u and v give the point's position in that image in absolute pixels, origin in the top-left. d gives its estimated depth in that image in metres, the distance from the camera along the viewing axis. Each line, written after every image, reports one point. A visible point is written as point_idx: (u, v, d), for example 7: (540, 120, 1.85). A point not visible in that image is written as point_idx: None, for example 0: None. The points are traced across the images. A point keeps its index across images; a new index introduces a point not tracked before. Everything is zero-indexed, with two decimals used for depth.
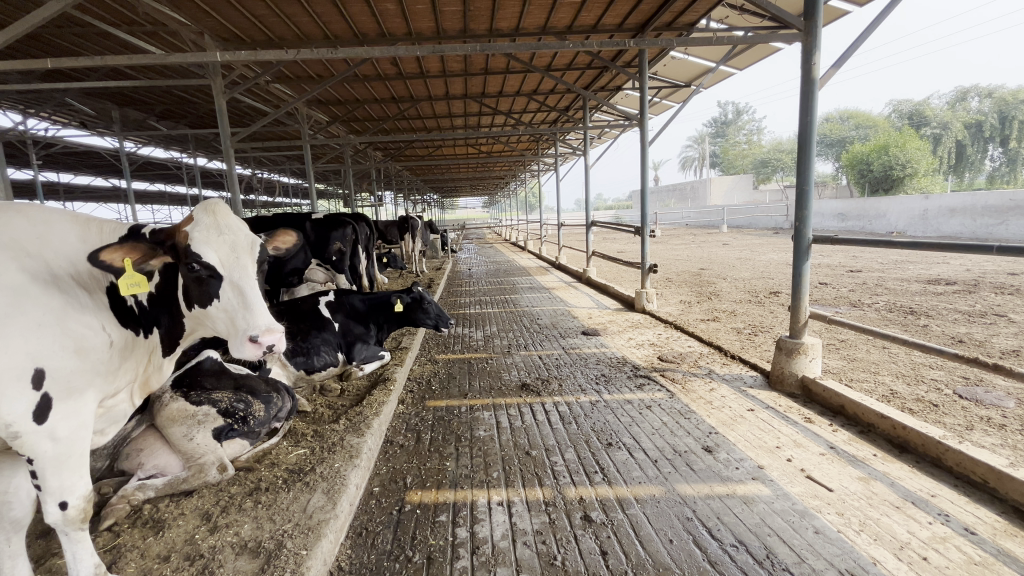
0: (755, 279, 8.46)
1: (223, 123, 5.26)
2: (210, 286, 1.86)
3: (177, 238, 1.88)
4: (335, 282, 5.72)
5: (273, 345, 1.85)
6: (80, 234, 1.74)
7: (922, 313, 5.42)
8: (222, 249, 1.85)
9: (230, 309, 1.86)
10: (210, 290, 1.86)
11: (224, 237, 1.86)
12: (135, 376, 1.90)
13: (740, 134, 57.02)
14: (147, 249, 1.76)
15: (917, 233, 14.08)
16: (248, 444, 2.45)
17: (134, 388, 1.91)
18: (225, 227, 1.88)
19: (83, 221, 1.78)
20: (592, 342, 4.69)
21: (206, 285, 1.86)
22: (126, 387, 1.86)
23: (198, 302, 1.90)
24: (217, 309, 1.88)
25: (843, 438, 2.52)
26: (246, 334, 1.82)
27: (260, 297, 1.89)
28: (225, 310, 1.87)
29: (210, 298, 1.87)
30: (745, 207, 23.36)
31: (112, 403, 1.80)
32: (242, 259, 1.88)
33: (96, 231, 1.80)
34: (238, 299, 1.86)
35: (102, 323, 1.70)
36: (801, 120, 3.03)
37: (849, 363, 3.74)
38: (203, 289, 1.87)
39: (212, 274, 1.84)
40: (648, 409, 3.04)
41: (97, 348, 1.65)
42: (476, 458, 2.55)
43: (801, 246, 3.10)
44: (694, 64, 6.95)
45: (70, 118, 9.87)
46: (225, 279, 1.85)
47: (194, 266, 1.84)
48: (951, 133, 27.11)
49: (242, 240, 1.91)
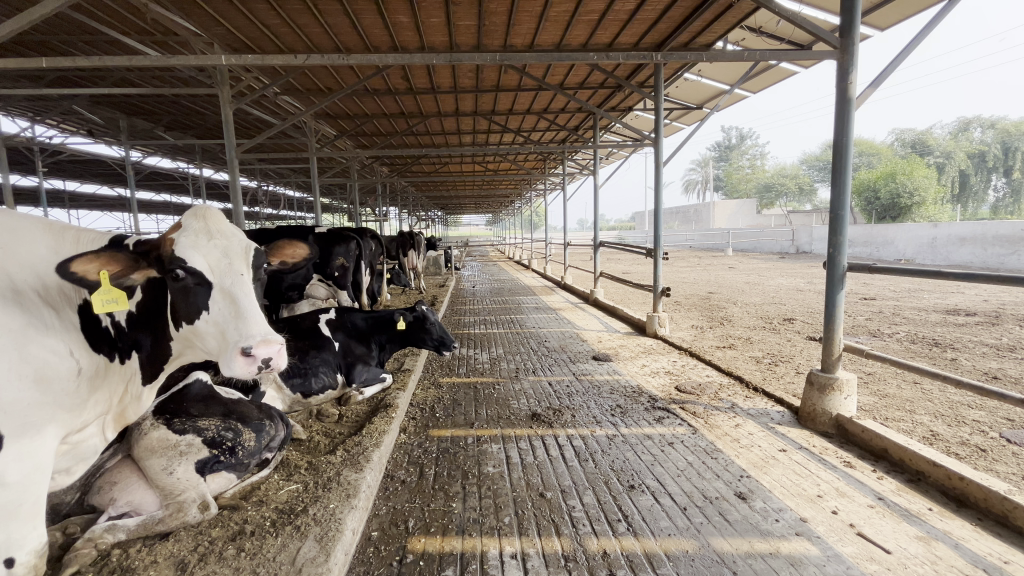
0: (767, 304, 8.27)
1: (228, 132, 5.12)
2: (197, 296, 1.66)
3: (161, 248, 1.68)
4: (336, 299, 5.53)
5: (268, 358, 1.64)
6: (51, 244, 1.60)
7: (948, 345, 5.19)
8: (212, 255, 1.67)
9: (220, 321, 1.66)
10: (197, 302, 1.67)
11: (214, 241, 1.68)
12: (108, 408, 1.72)
13: (743, 159, 57.48)
14: (127, 261, 1.59)
15: (926, 261, 13.93)
16: (235, 478, 2.22)
17: (107, 421, 1.73)
18: (216, 231, 1.70)
19: (58, 231, 1.64)
20: (603, 368, 4.47)
21: (193, 295, 1.67)
22: (97, 422, 1.69)
23: (185, 318, 1.69)
24: (205, 324, 1.68)
25: (890, 487, 2.29)
26: (237, 346, 1.61)
27: (254, 305, 1.69)
28: (216, 323, 1.67)
29: (197, 311, 1.67)
30: (750, 232, 23.31)
31: (79, 438, 1.62)
32: (235, 264, 1.69)
33: (72, 240, 1.65)
34: (229, 308, 1.66)
35: (69, 347, 1.54)
36: (835, 142, 2.87)
37: (881, 400, 3.51)
38: (189, 301, 1.67)
39: (200, 283, 1.66)
40: (671, 446, 2.81)
41: (62, 376, 1.49)
42: (485, 500, 2.31)
43: (834, 275, 2.91)
44: (708, 86, 6.88)
45: (79, 125, 9.89)
46: (215, 287, 1.66)
47: (177, 274, 1.65)
48: (954, 162, 27.19)
49: (236, 244, 1.73)
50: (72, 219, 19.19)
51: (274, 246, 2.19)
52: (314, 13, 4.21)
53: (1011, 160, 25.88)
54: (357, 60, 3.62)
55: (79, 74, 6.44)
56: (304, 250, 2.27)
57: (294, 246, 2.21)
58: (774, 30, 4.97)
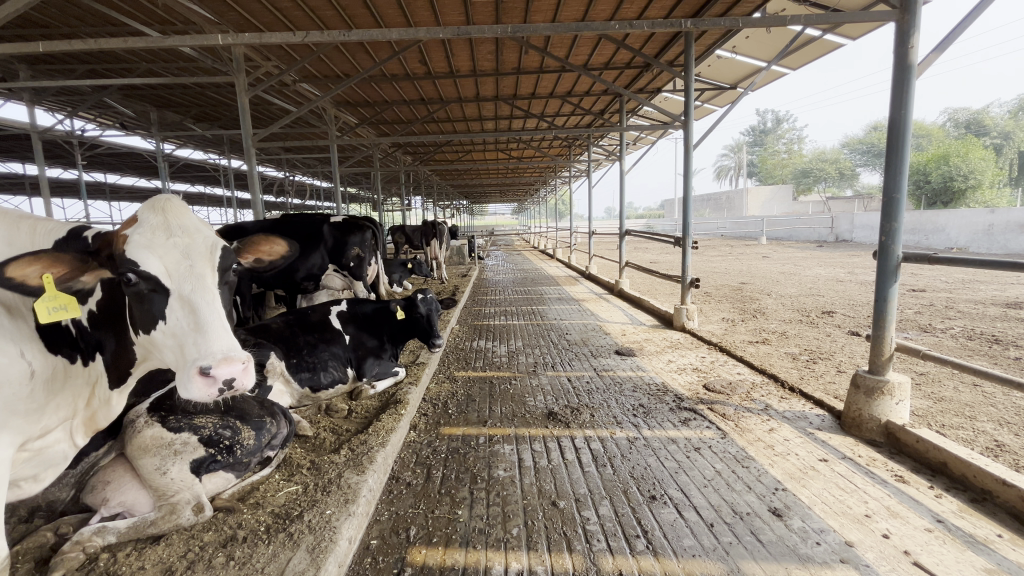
0: (805, 295, 7.82)
1: (244, 122, 5.06)
2: (153, 303, 1.58)
3: (113, 246, 1.62)
4: (352, 290, 5.46)
5: (230, 379, 1.54)
6: (6, 236, 1.63)
7: (1010, 343, 4.73)
8: (169, 256, 1.58)
9: (179, 333, 1.57)
10: (153, 309, 1.59)
11: (172, 240, 1.59)
12: (74, 412, 1.70)
13: (780, 143, 55.19)
14: (73, 262, 1.54)
15: (981, 250, 13.00)
16: (233, 478, 2.15)
17: (74, 426, 1.71)
18: (175, 228, 1.62)
19: (14, 220, 1.66)
20: (626, 363, 4.25)
21: (149, 302, 1.58)
22: (61, 428, 1.66)
23: (143, 325, 1.62)
24: (162, 334, 1.60)
25: (950, 508, 2.02)
26: (193, 365, 1.51)
27: (215, 316, 1.59)
28: (172, 334, 1.58)
29: (155, 319, 1.59)
30: (786, 219, 22.34)
31: (43, 444, 1.61)
32: (194, 268, 1.60)
33: (27, 230, 1.66)
34: (189, 320, 1.57)
35: (20, 349, 1.53)
36: (891, 116, 2.55)
37: (937, 404, 3.18)
38: (146, 308, 1.59)
39: (155, 289, 1.57)
40: (697, 452, 2.59)
41: (12, 379, 1.47)
42: (493, 508, 2.16)
43: (886, 266, 2.61)
44: (743, 63, 6.46)
45: (113, 119, 10.19)
46: (172, 293, 1.57)
47: (130, 278, 1.57)
48: (1013, 143, 25.28)
49: (197, 244, 1.64)
50: (113, 210, 20.06)
51: (250, 242, 2.13)
52: None
53: None
54: (363, 36, 3.44)
55: (108, 66, 6.57)
56: (281, 246, 2.21)
57: (271, 242, 2.16)
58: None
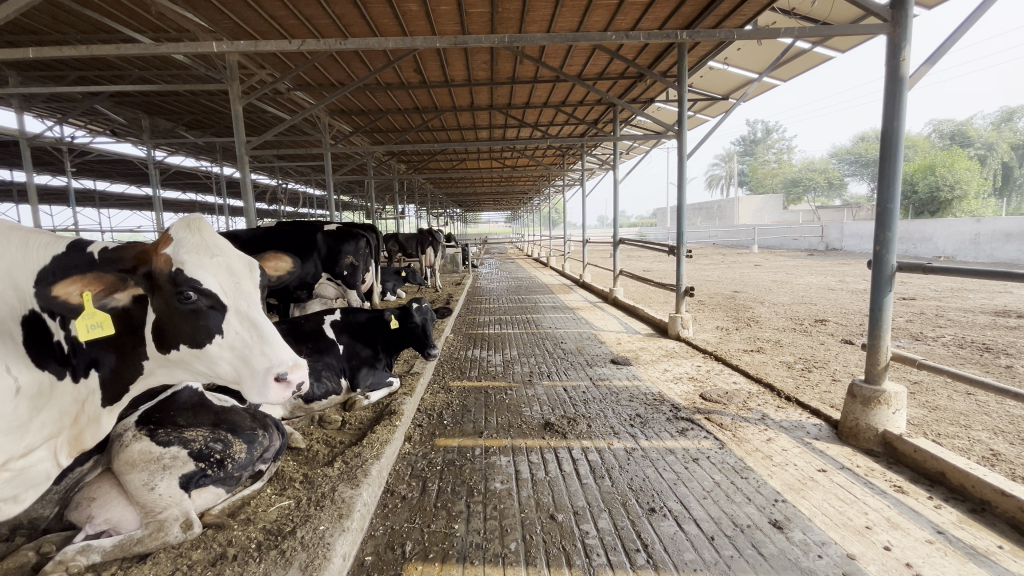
0: (797, 304, 7.88)
1: (238, 129, 5.02)
2: (209, 319, 1.63)
3: (151, 264, 1.61)
4: (346, 299, 5.42)
5: (301, 382, 1.69)
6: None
7: (1000, 351, 4.78)
8: (223, 274, 1.64)
9: (242, 345, 1.65)
10: (209, 325, 1.63)
11: (221, 259, 1.65)
12: (61, 430, 1.66)
13: (770, 153, 55.95)
14: (113, 280, 1.57)
15: (967, 259, 13.20)
16: (223, 492, 2.10)
17: (59, 445, 1.67)
18: (219, 247, 1.67)
19: (6, 231, 1.58)
20: (621, 373, 4.23)
21: (204, 318, 1.62)
22: (45, 446, 1.63)
23: (193, 340, 1.63)
24: (218, 348, 1.65)
25: (950, 519, 2.01)
26: (269, 372, 1.62)
27: (272, 328, 1.71)
28: (232, 347, 1.65)
29: (210, 334, 1.63)
30: (777, 228, 22.58)
31: (25, 464, 1.58)
32: (248, 284, 1.69)
33: (19, 242, 1.59)
34: (251, 332, 1.66)
35: (6, 365, 1.52)
36: (884, 128, 2.58)
37: (931, 413, 3.19)
38: (199, 323, 1.62)
39: (214, 305, 1.62)
40: (695, 463, 2.57)
41: None
42: (490, 522, 2.12)
43: (881, 275, 2.62)
44: (735, 75, 6.55)
45: (104, 126, 10.12)
46: (230, 309, 1.65)
47: (188, 295, 1.60)
48: (996, 154, 25.82)
49: (242, 261, 1.72)
50: (102, 217, 19.88)
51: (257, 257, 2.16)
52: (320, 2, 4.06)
53: None
54: (359, 44, 3.44)
55: (99, 74, 6.53)
56: (286, 262, 2.27)
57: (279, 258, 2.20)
58: (808, 12, 4.65)
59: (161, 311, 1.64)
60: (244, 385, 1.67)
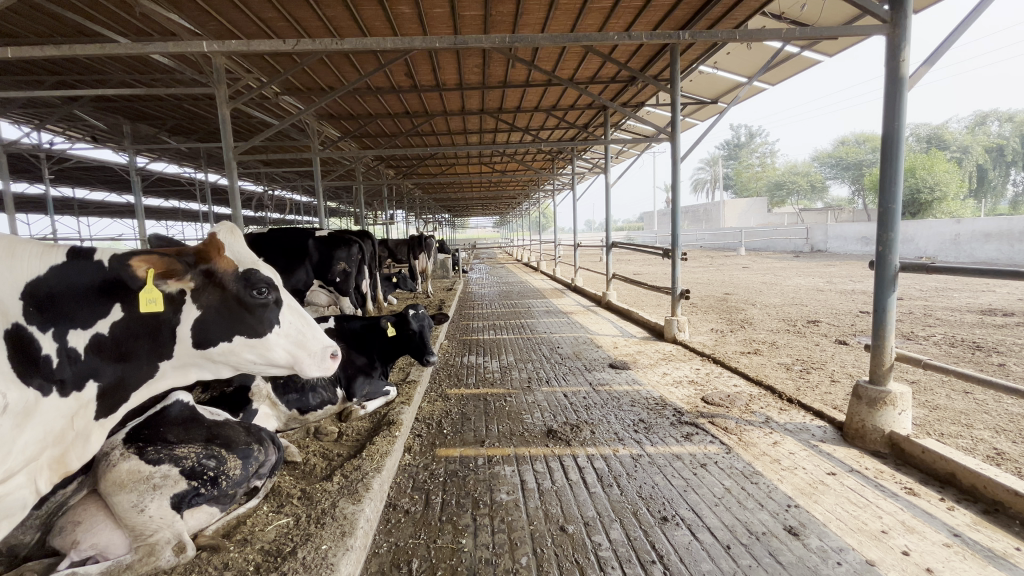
0: (788, 305, 7.93)
1: (225, 135, 4.87)
2: (269, 312, 1.86)
3: (213, 264, 1.74)
4: (338, 306, 5.32)
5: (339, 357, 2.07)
6: None
7: (991, 349, 4.83)
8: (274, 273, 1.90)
9: (295, 332, 1.93)
10: (269, 317, 1.86)
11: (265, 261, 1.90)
12: (45, 451, 1.55)
13: (753, 156, 56.85)
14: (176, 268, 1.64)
15: (949, 259, 13.50)
16: (217, 511, 2.00)
17: (42, 468, 1.55)
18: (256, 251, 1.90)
19: None
20: (621, 377, 4.18)
21: (265, 311, 1.84)
22: (24, 472, 1.50)
23: (255, 331, 1.83)
24: (275, 336, 1.87)
25: (964, 521, 1.99)
26: (328, 350, 1.97)
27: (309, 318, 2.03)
28: (288, 335, 1.90)
29: (270, 324, 1.85)
30: (763, 230, 22.87)
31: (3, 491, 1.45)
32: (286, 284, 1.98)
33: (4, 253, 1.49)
34: (300, 320, 1.96)
35: None
36: (884, 130, 2.59)
37: (933, 412, 3.18)
38: (262, 315, 1.84)
39: (277, 300, 1.88)
40: (703, 468, 2.52)
41: None
42: (499, 535, 2.05)
43: (885, 276, 2.62)
44: (725, 79, 6.62)
45: (83, 132, 9.87)
46: (283, 302, 1.92)
47: (260, 291, 1.82)
48: (971, 157, 26.60)
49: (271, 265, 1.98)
50: (82, 225, 19.39)
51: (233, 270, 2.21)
52: (311, 5, 4.00)
53: None
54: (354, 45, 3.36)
55: (79, 78, 6.36)
56: None
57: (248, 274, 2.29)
58: (798, 16, 4.73)
59: (217, 306, 1.76)
60: (299, 366, 1.93)
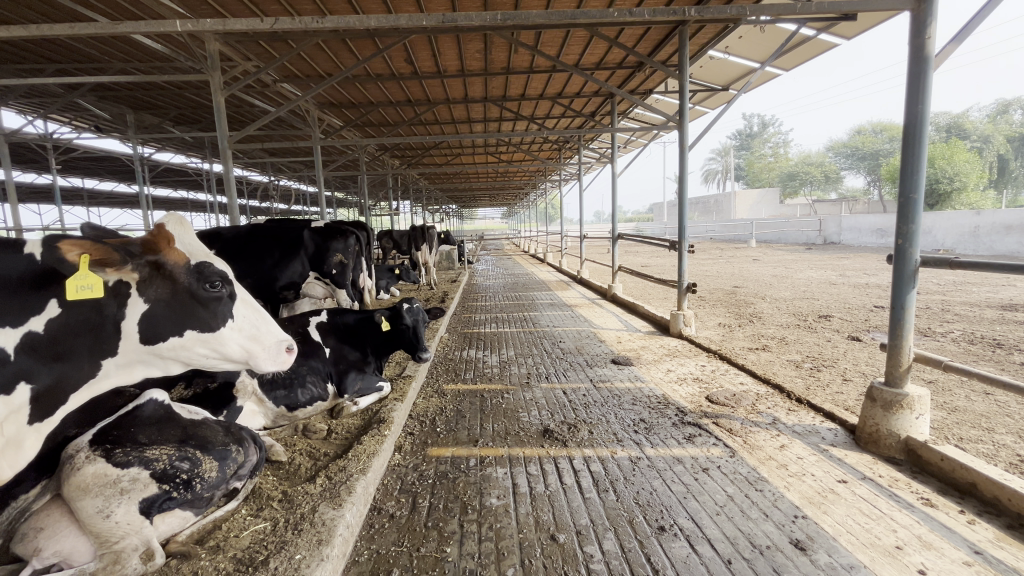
0: (799, 299, 7.72)
1: (219, 123, 4.74)
2: (223, 306, 1.88)
3: (161, 255, 1.75)
4: (335, 298, 5.25)
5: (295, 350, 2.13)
6: None
7: (1013, 347, 4.63)
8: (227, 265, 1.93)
9: (250, 325, 1.96)
10: (223, 311, 1.88)
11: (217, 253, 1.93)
12: None
13: (766, 146, 55.81)
14: (117, 258, 1.64)
15: (967, 252, 13.12)
16: (191, 516, 1.92)
17: None
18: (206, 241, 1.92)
19: None
20: (623, 374, 4.05)
21: (219, 305, 1.87)
22: None
23: (207, 325, 1.85)
24: (229, 331, 1.90)
25: (986, 537, 1.84)
26: (284, 344, 2.03)
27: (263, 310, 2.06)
28: (243, 329, 1.93)
29: (224, 318, 1.88)
30: (775, 222, 22.46)
31: None
32: None
33: None
34: (253, 313, 1.99)
35: None
36: (907, 113, 2.40)
37: (953, 415, 3.02)
38: (216, 309, 1.86)
39: (231, 294, 1.91)
40: (705, 473, 2.39)
41: None
42: (485, 544, 1.94)
43: (903, 271, 2.45)
44: (736, 64, 6.39)
45: (88, 122, 9.87)
46: (238, 296, 1.95)
47: (214, 284, 1.84)
48: (992, 146, 25.87)
49: None
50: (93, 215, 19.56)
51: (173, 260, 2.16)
52: None
53: None
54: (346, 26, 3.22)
55: (78, 66, 6.29)
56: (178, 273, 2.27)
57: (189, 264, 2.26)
58: None
59: (166, 299, 1.78)
60: (254, 360, 1.97)
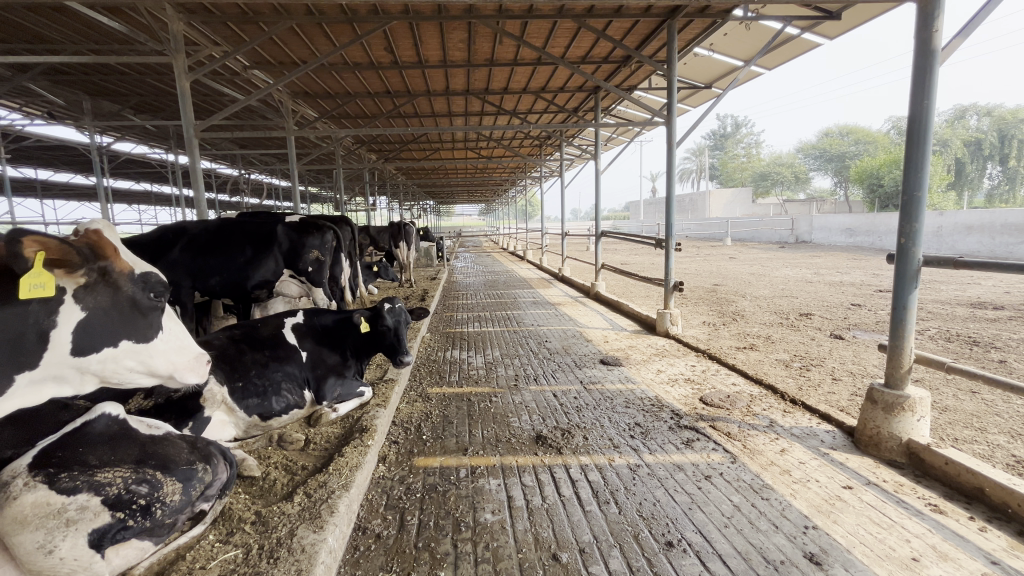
0: (779, 296, 7.80)
1: (184, 111, 4.39)
2: (157, 316, 1.85)
3: (109, 262, 1.69)
4: (311, 296, 4.97)
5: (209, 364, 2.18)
6: None
7: (989, 345, 4.72)
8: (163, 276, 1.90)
9: (177, 338, 1.95)
10: (156, 322, 1.85)
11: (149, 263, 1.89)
12: None
13: (739, 146, 56.96)
14: (67, 258, 1.58)
15: (931, 250, 13.62)
16: (149, 545, 1.71)
17: None
18: None
19: None
20: (613, 374, 3.95)
21: (155, 314, 1.83)
22: None
23: (140, 335, 1.80)
24: (161, 344, 1.87)
25: (1001, 545, 1.79)
26: (206, 358, 2.08)
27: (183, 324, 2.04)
28: (173, 341, 1.92)
29: (156, 330, 1.84)
30: (749, 221, 22.89)
31: None
32: None
33: None
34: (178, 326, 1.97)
35: None
36: (911, 108, 2.34)
37: (946, 415, 3.01)
38: (150, 320, 1.82)
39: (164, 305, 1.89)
40: (708, 481, 2.29)
41: None
42: (483, 566, 1.79)
43: (905, 272, 2.41)
44: (720, 62, 6.37)
45: (40, 108, 9.23)
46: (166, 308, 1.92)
47: (156, 294, 1.81)
48: (951, 150, 27.02)
49: None
50: (48, 208, 18.45)
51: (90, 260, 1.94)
52: None
53: (1008, 147, 26.34)
54: None
55: (27, 46, 5.82)
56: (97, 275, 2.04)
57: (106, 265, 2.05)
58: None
59: (106, 307, 1.69)
60: (177, 373, 1.96)
